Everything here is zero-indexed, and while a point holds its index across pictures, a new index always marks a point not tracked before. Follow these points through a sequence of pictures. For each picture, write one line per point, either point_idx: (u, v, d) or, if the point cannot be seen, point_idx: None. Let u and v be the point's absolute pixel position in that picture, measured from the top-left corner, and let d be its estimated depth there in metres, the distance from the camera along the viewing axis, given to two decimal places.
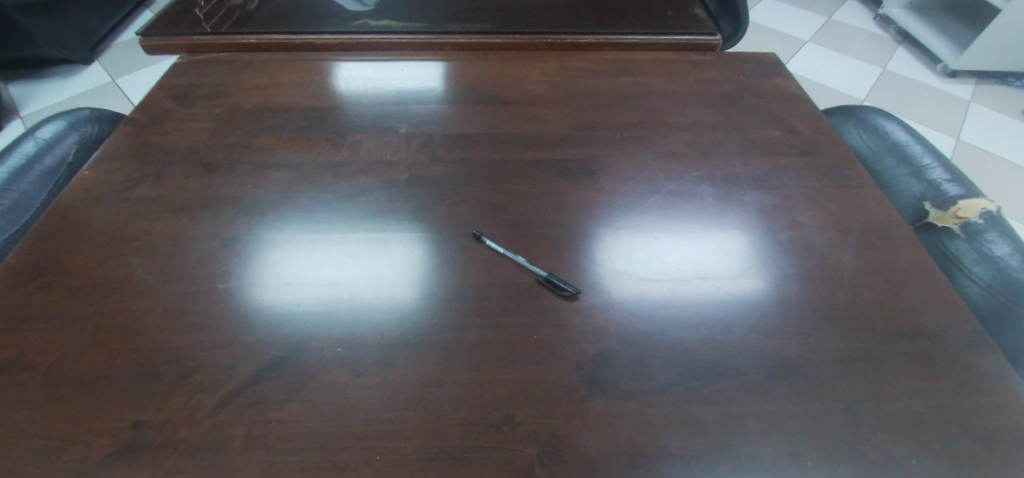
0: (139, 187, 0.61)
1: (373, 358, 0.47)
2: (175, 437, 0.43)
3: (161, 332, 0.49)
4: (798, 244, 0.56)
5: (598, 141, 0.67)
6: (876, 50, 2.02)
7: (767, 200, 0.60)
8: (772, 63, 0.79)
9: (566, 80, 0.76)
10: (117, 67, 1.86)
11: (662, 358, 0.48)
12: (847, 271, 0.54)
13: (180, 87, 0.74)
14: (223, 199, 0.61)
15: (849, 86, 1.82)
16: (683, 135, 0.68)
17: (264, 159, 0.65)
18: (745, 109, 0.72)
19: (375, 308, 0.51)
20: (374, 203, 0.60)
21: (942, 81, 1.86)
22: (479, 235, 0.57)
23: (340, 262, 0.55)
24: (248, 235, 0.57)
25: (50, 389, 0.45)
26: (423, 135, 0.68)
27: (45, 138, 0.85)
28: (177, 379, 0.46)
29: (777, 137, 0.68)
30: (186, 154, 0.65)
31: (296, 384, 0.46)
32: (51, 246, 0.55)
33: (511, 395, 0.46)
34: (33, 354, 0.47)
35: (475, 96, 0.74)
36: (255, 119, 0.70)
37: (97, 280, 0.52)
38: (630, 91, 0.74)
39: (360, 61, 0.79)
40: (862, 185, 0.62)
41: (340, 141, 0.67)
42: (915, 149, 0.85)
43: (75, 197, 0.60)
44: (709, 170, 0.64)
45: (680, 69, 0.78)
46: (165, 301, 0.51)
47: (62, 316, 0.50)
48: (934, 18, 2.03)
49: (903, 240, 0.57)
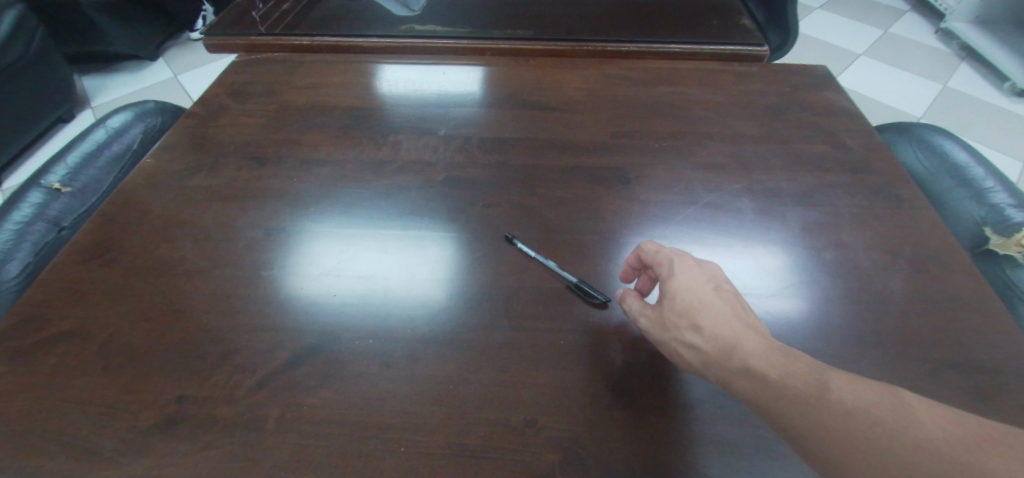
0: (195, 176, 0.65)
1: (403, 353, 0.49)
2: (214, 413, 0.45)
3: (207, 313, 0.52)
4: (842, 265, 0.54)
5: (635, 149, 0.67)
6: (935, 65, 1.92)
7: (810, 217, 0.58)
8: (822, 76, 0.77)
9: (605, 87, 0.76)
10: (179, 64, 1.98)
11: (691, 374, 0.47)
12: (894, 295, 0.51)
13: (236, 84, 0.78)
14: (270, 191, 0.63)
15: (905, 103, 1.73)
16: (724, 146, 0.67)
17: (309, 154, 0.68)
18: (791, 122, 0.69)
19: (407, 304, 0.52)
20: (411, 201, 0.62)
21: (1009, 100, 1.75)
22: (512, 238, 0.57)
23: (377, 256, 0.57)
24: (291, 226, 0.60)
25: (106, 359, 0.49)
26: (461, 137, 0.69)
27: (114, 127, 0.90)
28: (219, 358, 0.49)
29: (825, 153, 0.65)
30: (239, 147, 0.69)
31: (328, 371, 0.48)
32: (114, 228, 0.59)
33: (536, 399, 0.46)
34: (93, 326, 0.51)
35: (513, 100, 0.74)
36: (303, 116, 0.73)
37: (152, 261, 0.56)
38: (671, 100, 0.73)
39: (404, 64, 0.81)
40: (915, 207, 0.59)
41: (382, 140, 0.69)
42: (976, 170, 0.80)
43: (137, 183, 0.64)
44: (750, 183, 0.62)
45: (724, 80, 0.76)
46: (213, 284, 0.54)
47: (120, 293, 0.53)
48: (1003, 34, 1.91)
49: (959, 266, 0.53)
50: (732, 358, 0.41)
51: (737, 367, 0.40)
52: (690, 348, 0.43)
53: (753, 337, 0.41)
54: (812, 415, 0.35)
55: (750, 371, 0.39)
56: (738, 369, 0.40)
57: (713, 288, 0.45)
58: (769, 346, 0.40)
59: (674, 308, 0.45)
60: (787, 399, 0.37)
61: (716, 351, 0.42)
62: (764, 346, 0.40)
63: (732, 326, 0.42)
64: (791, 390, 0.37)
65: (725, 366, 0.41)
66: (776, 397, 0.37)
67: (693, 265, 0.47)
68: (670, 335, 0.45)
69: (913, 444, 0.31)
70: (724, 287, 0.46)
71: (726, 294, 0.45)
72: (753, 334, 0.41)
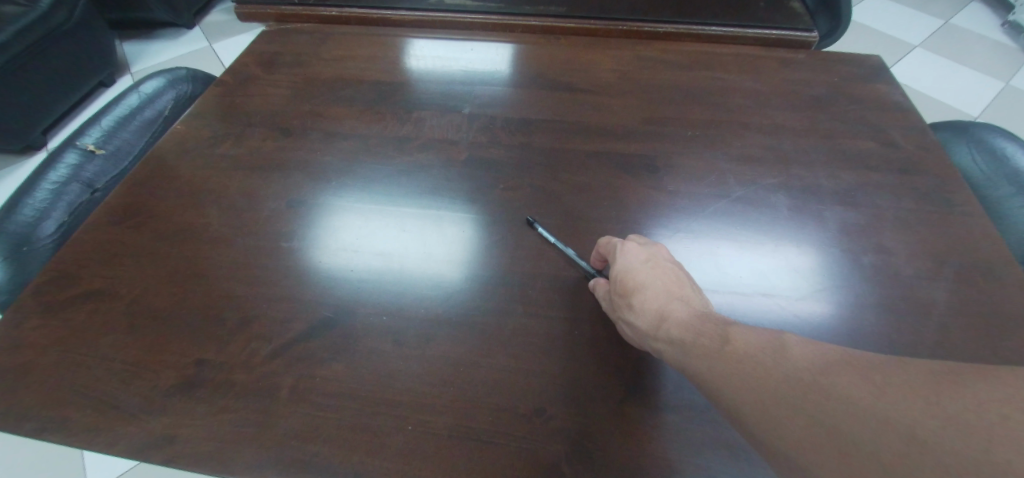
0: (222, 144, 0.66)
1: (416, 332, 0.48)
2: (231, 379, 0.46)
3: (227, 280, 0.52)
4: (880, 270, 0.51)
5: (666, 137, 0.64)
6: (998, 61, 1.78)
7: (849, 218, 0.55)
8: (875, 67, 0.71)
9: (638, 70, 0.72)
10: (214, 32, 2.01)
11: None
12: (937, 307, 0.48)
13: (266, 54, 0.78)
14: (293, 162, 0.64)
15: (961, 100, 1.62)
16: (761, 138, 0.63)
17: (334, 127, 0.68)
18: (837, 115, 0.65)
19: (422, 283, 0.52)
20: (432, 179, 0.61)
21: None
22: (533, 222, 0.56)
23: (394, 234, 0.56)
24: (313, 199, 0.60)
25: (131, 320, 0.50)
26: (486, 116, 0.68)
27: (147, 92, 0.92)
28: (237, 326, 0.49)
29: (871, 150, 0.61)
30: (265, 117, 0.69)
31: (341, 345, 0.48)
32: (143, 192, 0.60)
33: (546, 388, 0.45)
34: (120, 287, 0.52)
35: (542, 80, 0.72)
36: (329, 89, 0.73)
37: (178, 227, 0.57)
38: (707, 86, 0.69)
39: (433, 39, 0.80)
40: (967, 212, 0.55)
41: (406, 116, 0.69)
42: None
43: (168, 149, 0.65)
44: (787, 178, 0.59)
45: (767, 67, 0.72)
46: (235, 252, 0.55)
47: (147, 256, 0.55)
48: None
49: (1010, 280, 0.50)
50: (659, 327, 0.43)
51: (662, 337, 0.42)
52: (628, 325, 0.45)
53: (679, 308, 0.44)
54: (713, 368, 0.37)
55: (671, 339, 0.41)
56: (660, 338, 0.42)
57: (649, 266, 0.47)
58: (691, 315, 0.43)
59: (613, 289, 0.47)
60: (696, 358, 0.39)
61: (646, 325, 0.44)
62: (687, 314, 0.43)
63: (663, 300, 0.45)
64: (698, 349, 0.39)
65: (654, 338, 0.43)
66: (689, 356, 0.39)
67: (633, 247, 0.49)
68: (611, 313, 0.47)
69: (784, 373, 0.33)
70: (661, 264, 0.48)
71: (662, 271, 0.47)
72: (679, 305, 0.44)
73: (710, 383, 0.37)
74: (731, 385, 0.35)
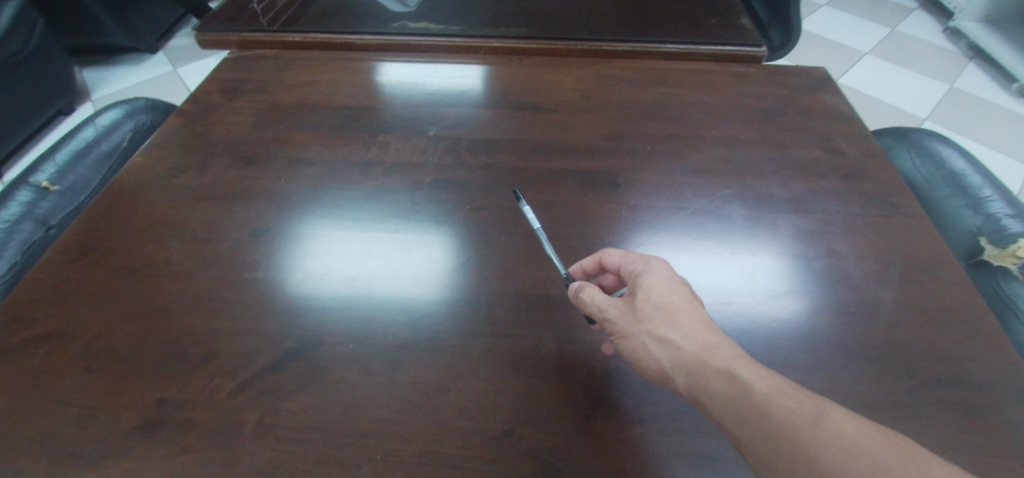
0: (183, 175, 0.65)
1: (384, 358, 0.48)
2: (193, 417, 0.45)
3: (189, 315, 0.51)
4: (832, 274, 0.53)
5: (627, 153, 0.66)
6: (941, 65, 1.89)
7: (802, 225, 0.57)
8: (821, 78, 0.75)
9: (599, 88, 0.74)
10: (179, 57, 1.98)
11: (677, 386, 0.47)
12: (884, 307, 0.50)
13: (228, 81, 0.78)
14: (257, 191, 0.63)
15: (910, 103, 1.71)
16: (717, 151, 0.65)
17: (298, 154, 0.67)
18: (786, 126, 0.68)
19: (388, 308, 0.52)
20: (399, 203, 0.61)
21: (1017, 102, 1.72)
22: (518, 196, 0.60)
23: (360, 260, 0.56)
24: (278, 227, 0.59)
25: (87, 360, 0.49)
26: (451, 138, 0.69)
27: (104, 124, 0.90)
28: (200, 361, 0.48)
29: (819, 158, 0.64)
30: (228, 146, 0.68)
31: (309, 376, 0.47)
32: (99, 227, 0.59)
33: (515, 408, 0.45)
34: (76, 327, 0.51)
35: (505, 101, 0.74)
36: (293, 115, 0.72)
37: (137, 262, 0.56)
38: (665, 102, 0.72)
39: (398, 62, 0.80)
40: (909, 215, 0.58)
41: (371, 140, 0.69)
42: (974, 178, 0.78)
43: (125, 182, 0.64)
44: (742, 189, 0.61)
45: (720, 81, 0.75)
46: (197, 285, 0.54)
47: (104, 293, 0.53)
48: (1011, 34, 1.88)
49: (952, 277, 0.53)
50: (714, 357, 0.40)
51: (710, 375, 0.40)
52: (662, 344, 0.43)
53: (728, 340, 0.42)
54: (749, 427, 0.37)
55: (714, 382, 0.39)
56: (699, 374, 0.40)
57: (688, 292, 0.46)
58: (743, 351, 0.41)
59: (648, 301, 0.45)
60: (730, 408, 0.38)
61: (689, 354, 0.41)
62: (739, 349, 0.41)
63: (708, 328, 0.43)
64: (739, 401, 0.38)
65: (699, 372, 0.40)
66: (725, 405, 0.38)
67: (672, 271, 0.48)
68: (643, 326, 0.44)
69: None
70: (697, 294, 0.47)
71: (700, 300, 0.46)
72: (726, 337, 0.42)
73: (741, 440, 0.37)
74: (762, 447, 0.36)
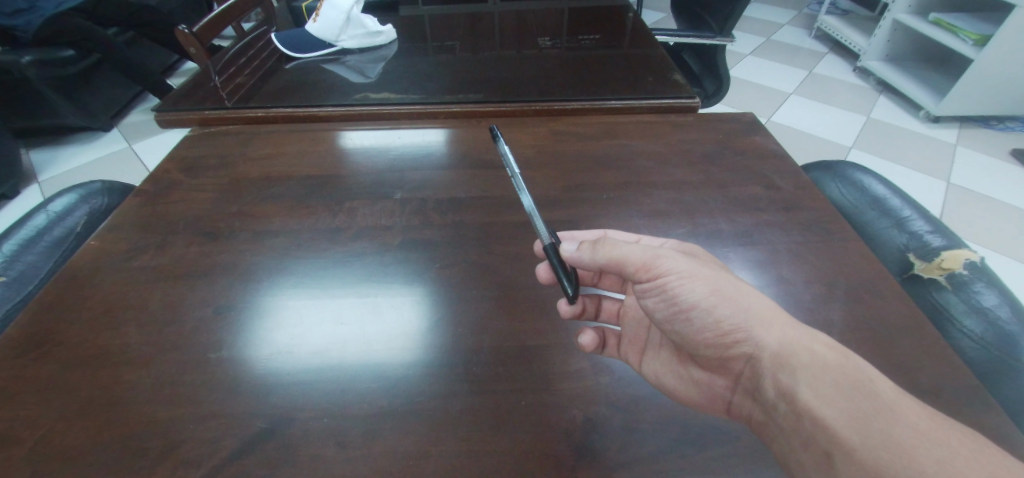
0: (142, 255, 0.64)
1: (360, 430, 0.47)
2: None
3: (150, 403, 0.49)
4: (785, 301, 0.57)
5: (586, 202, 0.69)
6: (856, 100, 2.10)
7: (752, 256, 0.61)
8: (751, 122, 0.83)
9: (552, 144, 0.79)
10: (134, 134, 1.96)
11: (672, 403, 0.50)
12: (836, 328, 0.54)
13: (188, 159, 0.78)
14: (221, 267, 0.62)
15: (834, 135, 1.88)
16: (667, 194, 0.70)
17: (264, 226, 0.68)
18: (727, 167, 0.74)
19: (362, 374, 0.51)
20: (368, 266, 0.62)
21: (926, 127, 1.93)
22: (503, 153, 0.67)
23: (331, 327, 0.56)
24: (243, 302, 0.58)
25: (38, 463, 0.45)
26: (417, 200, 0.71)
27: (56, 211, 0.88)
28: (161, 454, 0.46)
29: (759, 194, 0.70)
30: (189, 223, 0.68)
31: (282, 458, 0.46)
32: (50, 317, 0.56)
33: (500, 467, 0.45)
34: (22, 428, 0.47)
35: (467, 160, 0.77)
36: (258, 188, 0.73)
37: (93, 350, 0.53)
38: (615, 152, 0.77)
39: (361, 129, 0.83)
40: (845, 239, 0.63)
41: (338, 207, 0.70)
42: (893, 201, 0.86)
43: (79, 267, 0.62)
44: (693, 227, 0.65)
45: (663, 130, 0.81)
46: (157, 371, 0.52)
47: (54, 388, 0.50)
48: (910, 70, 2.13)
49: (890, 293, 0.57)
50: (817, 340, 0.47)
51: (823, 351, 0.46)
52: (734, 298, 0.50)
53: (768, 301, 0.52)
54: (850, 413, 0.43)
55: (829, 365, 0.45)
56: (810, 360, 0.46)
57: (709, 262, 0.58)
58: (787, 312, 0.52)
59: (705, 260, 0.55)
60: (836, 400, 0.44)
61: (765, 319, 0.49)
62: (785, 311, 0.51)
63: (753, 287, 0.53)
64: (851, 392, 0.43)
65: (796, 352, 0.47)
66: (836, 396, 0.44)
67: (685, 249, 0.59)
68: (715, 275, 0.52)
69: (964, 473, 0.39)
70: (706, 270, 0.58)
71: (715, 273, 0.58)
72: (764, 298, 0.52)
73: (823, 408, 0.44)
74: (846, 425, 0.43)
